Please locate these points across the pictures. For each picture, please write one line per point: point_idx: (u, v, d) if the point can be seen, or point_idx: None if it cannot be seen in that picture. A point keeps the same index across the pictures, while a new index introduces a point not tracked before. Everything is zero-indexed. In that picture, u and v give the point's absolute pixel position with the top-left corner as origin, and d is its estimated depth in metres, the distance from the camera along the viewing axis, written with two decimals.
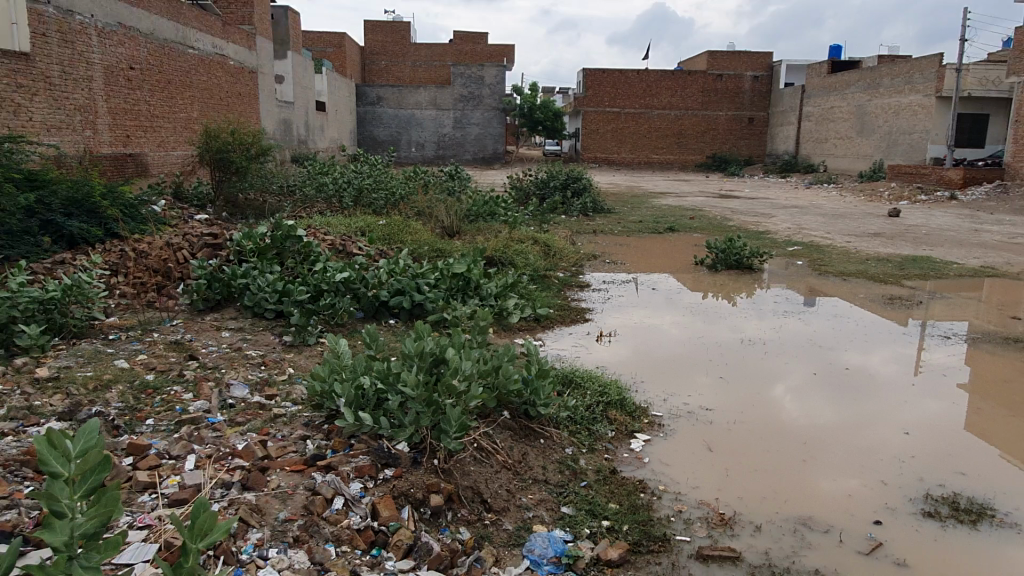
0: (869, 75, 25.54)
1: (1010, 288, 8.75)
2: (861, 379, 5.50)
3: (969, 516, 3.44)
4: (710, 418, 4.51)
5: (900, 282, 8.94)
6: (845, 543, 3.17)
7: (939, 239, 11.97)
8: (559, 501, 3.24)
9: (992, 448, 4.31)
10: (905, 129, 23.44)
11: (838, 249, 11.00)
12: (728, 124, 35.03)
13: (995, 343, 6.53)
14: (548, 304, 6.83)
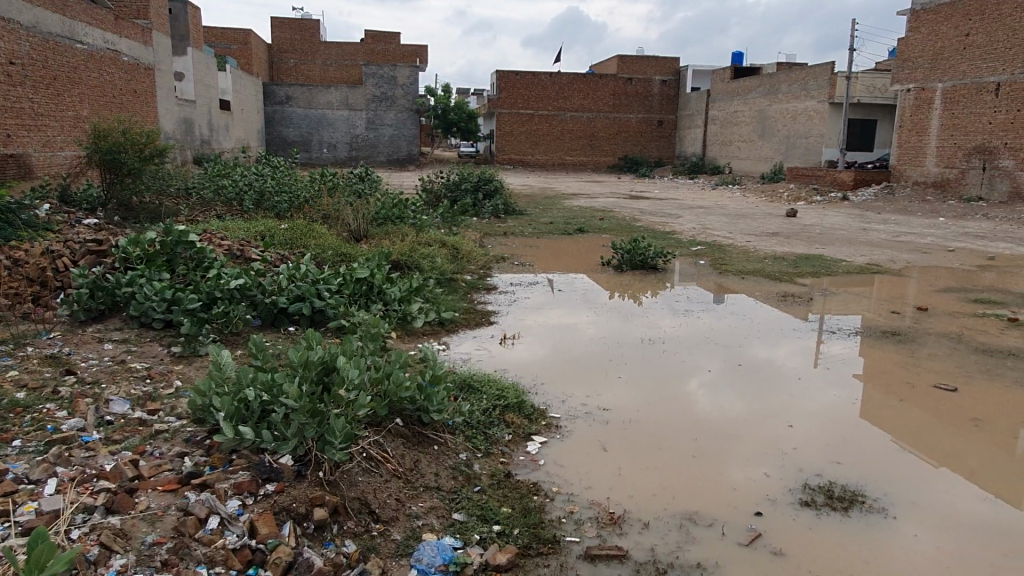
0: (769, 82, 26.72)
1: (891, 284, 9.32)
2: (754, 373, 5.71)
3: (841, 503, 3.64)
4: (606, 418, 4.60)
5: (794, 279, 9.37)
6: (727, 536, 3.30)
7: (830, 238, 12.64)
8: (451, 507, 3.24)
9: (868, 436, 4.57)
10: (802, 133, 24.61)
11: (738, 248, 11.43)
12: (638, 126, 35.94)
13: (878, 336, 6.93)
14: (453, 308, 6.82)
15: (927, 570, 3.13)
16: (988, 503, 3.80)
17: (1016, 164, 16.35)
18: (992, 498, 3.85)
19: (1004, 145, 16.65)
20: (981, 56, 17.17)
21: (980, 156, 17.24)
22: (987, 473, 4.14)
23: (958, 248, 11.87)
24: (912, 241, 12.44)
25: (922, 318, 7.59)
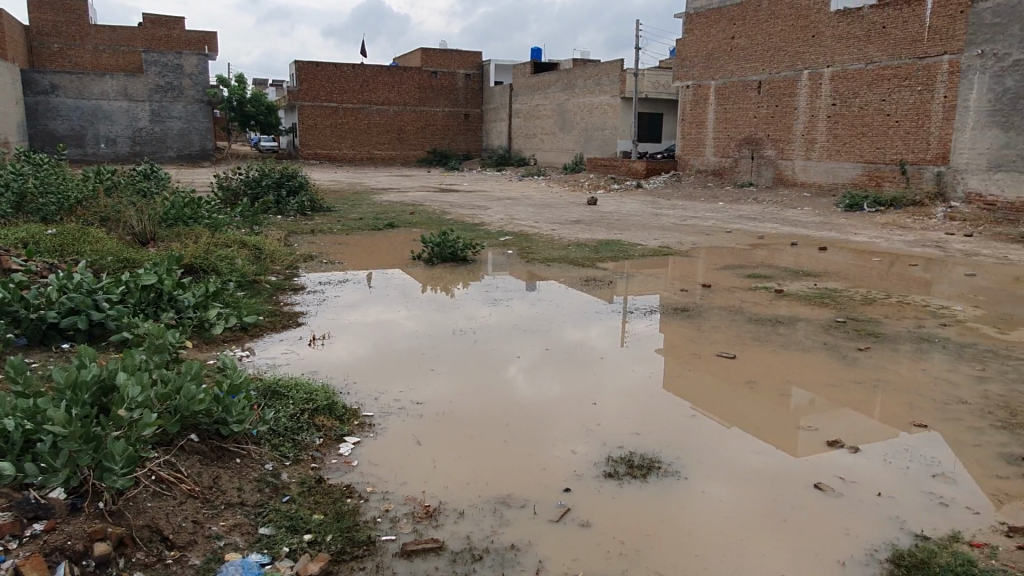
0: (566, 77, 28.05)
1: (680, 264, 10.16)
2: (563, 355, 5.97)
3: (641, 471, 3.91)
4: (420, 411, 4.59)
5: (596, 264, 9.93)
6: (538, 514, 3.43)
7: (626, 224, 13.55)
8: (257, 522, 3.07)
9: (663, 405, 4.95)
10: (598, 126, 26.08)
11: (543, 237, 11.91)
12: (445, 120, 36.28)
13: (671, 312, 7.53)
14: (256, 311, 6.46)
15: (714, 522, 3.45)
16: (764, 454, 4.27)
17: (778, 153, 18.44)
18: (766, 449, 4.33)
19: (767, 136, 18.74)
20: (745, 56, 19.18)
21: (749, 147, 19.26)
22: (763, 429, 4.65)
23: (733, 229, 13.23)
24: (696, 224, 13.66)
25: (706, 294, 8.34)
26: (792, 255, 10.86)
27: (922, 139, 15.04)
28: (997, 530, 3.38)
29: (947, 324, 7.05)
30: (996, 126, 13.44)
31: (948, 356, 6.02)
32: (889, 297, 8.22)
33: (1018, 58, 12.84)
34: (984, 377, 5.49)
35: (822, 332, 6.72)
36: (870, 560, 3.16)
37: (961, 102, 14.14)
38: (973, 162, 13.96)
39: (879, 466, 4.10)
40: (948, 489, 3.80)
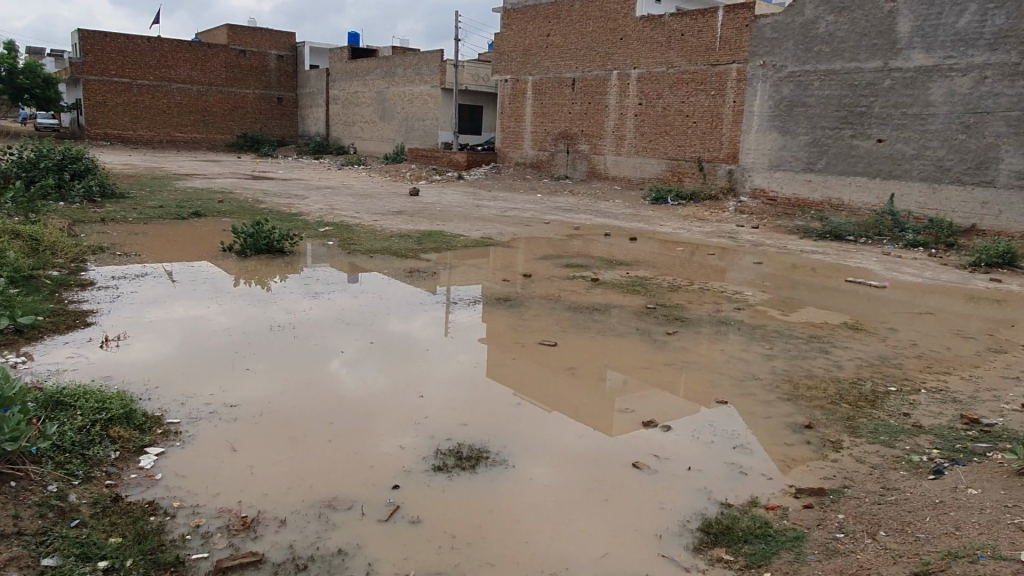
0: (385, 65, 27.54)
1: (501, 255, 10.35)
2: (387, 348, 5.82)
3: (469, 462, 3.91)
4: (234, 415, 4.27)
5: (419, 255, 9.84)
6: (366, 514, 3.31)
7: (449, 215, 13.57)
8: (39, 553, 2.69)
9: (490, 394, 4.98)
10: (418, 116, 25.91)
11: (365, 227, 11.61)
12: (256, 103, 34.30)
13: (495, 302, 7.64)
14: (34, 311, 5.67)
15: (542, 507, 3.53)
16: (585, 436, 4.43)
17: (590, 148, 19.38)
18: (587, 432, 4.50)
19: (580, 132, 19.61)
20: (559, 54, 19.92)
21: (564, 142, 20.06)
22: (584, 412, 4.83)
23: (552, 220, 13.71)
24: (516, 216, 13.99)
25: (527, 284, 8.54)
26: (605, 245, 11.46)
27: (716, 139, 16.45)
28: (787, 492, 3.76)
29: (740, 308, 7.77)
30: (775, 129, 15.16)
31: (741, 337, 6.63)
32: (691, 284, 8.92)
33: (793, 70, 14.71)
34: (771, 354, 6.11)
35: (634, 318, 7.13)
36: (684, 530, 3.38)
37: (748, 107, 15.70)
38: (758, 161, 15.56)
39: (687, 441, 4.41)
40: (746, 459, 4.17)
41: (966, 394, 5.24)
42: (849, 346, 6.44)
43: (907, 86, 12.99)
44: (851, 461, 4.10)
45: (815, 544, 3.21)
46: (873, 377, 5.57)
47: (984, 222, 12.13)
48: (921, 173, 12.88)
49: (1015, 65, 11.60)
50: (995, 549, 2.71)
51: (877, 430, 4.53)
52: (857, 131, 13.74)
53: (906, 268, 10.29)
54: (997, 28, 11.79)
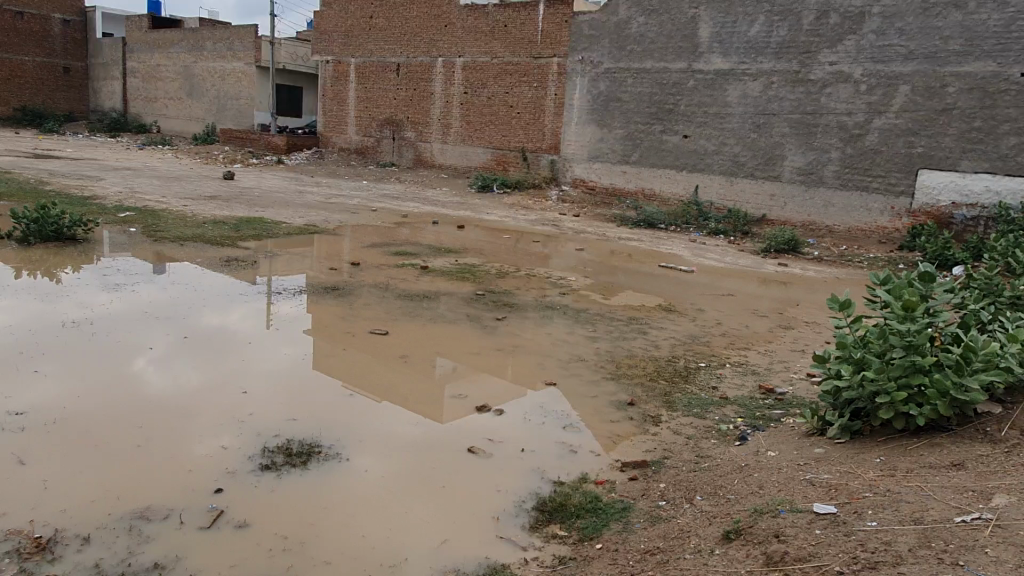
0: (192, 37, 25.49)
1: (326, 243, 9.97)
2: (204, 343, 5.40)
3: (299, 459, 3.73)
4: (21, 424, 3.77)
5: (236, 243, 9.24)
6: (185, 523, 3.06)
7: (269, 201, 12.86)
8: None
9: (319, 387, 4.79)
10: (231, 95, 24.28)
11: (173, 213, 10.70)
12: (36, 71, 30.39)
13: (321, 291, 7.35)
14: None
15: (379, 499, 3.44)
16: (420, 425, 4.39)
17: (416, 135, 19.22)
18: (421, 420, 4.46)
19: (406, 118, 19.36)
20: (383, 37, 19.51)
21: (390, 128, 19.72)
22: (418, 400, 4.78)
23: (379, 207, 13.45)
24: (341, 202, 13.57)
25: (354, 272, 8.30)
26: (433, 233, 11.43)
27: (538, 130, 16.92)
28: (614, 467, 3.96)
29: (565, 293, 8.09)
30: (593, 123, 15.90)
31: (567, 321, 6.90)
32: (519, 270, 9.13)
33: (608, 67, 15.49)
34: (595, 336, 6.42)
35: (463, 304, 7.17)
36: (519, 510, 3.46)
37: (568, 100, 16.31)
38: (578, 152, 16.24)
39: (520, 424, 4.51)
40: (576, 437, 4.34)
41: (763, 366, 5.82)
42: (664, 326, 6.92)
43: (708, 87, 14.14)
44: (669, 434, 4.40)
45: (641, 513, 3.41)
46: (685, 355, 6.04)
47: (773, 212, 13.56)
48: (721, 167, 14.10)
49: (795, 72, 13.03)
50: (793, 504, 2.98)
51: (690, 404, 4.90)
52: (665, 127, 14.77)
53: (709, 254, 11.24)
54: (781, 39, 13.15)
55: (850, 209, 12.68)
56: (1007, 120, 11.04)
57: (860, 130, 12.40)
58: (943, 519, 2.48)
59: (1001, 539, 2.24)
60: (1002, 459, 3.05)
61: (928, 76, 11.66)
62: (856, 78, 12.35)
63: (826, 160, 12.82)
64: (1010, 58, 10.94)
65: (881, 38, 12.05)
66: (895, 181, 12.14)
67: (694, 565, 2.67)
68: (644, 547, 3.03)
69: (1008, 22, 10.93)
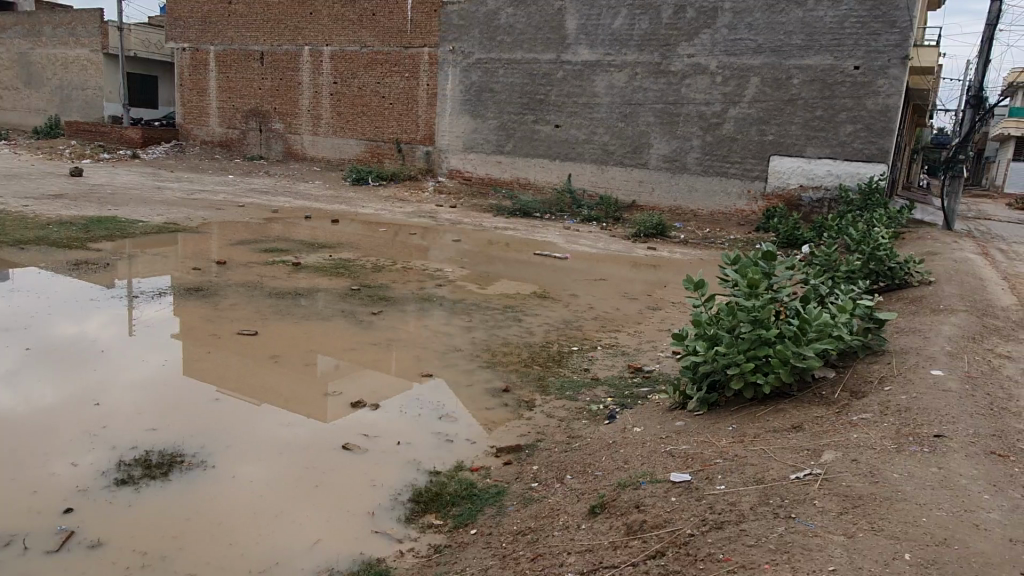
0: (27, 22, 23.31)
1: (189, 241, 9.47)
2: (53, 354, 5.02)
3: (160, 470, 3.55)
4: None
5: (87, 244, 8.61)
6: (30, 549, 2.86)
7: (123, 198, 12.04)
8: None
9: (184, 394, 4.56)
10: (77, 85, 22.45)
11: (12, 214, 9.79)
12: None
13: (185, 292, 6.99)
14: None
15: (251, 504, 3.35)
16: (293, 426, 4.28)
17: (285, 126, 18.54)
18: (296, 420, 4.36)
19: (273, 109, 18.64)
20: (244, 24, 18.68)
21: (256, 119, 18.91)
22: (293, 400, 4.67)
23: (246, 203, 12.89)
24: (205, 199, 12.90)
25: (220, 272, 7.93)
26: (306, 228, 11.12)
27: (412, 121, 16.74)
28: (489, 453, 4.03)
29: (442, 284, 8.10)
30: (467, 114, 15.94)
31: (444, 312, 6.92)
32: (395, 263, 9.04)
33: (479, 57, 15.57)
34: (472, 326, 6.48)
35: (338, 300, 7.03)
36: (394, 503, 3.45)
37: (441, 91, 16.26)
38: (453, 143, 16.24)
39: (397, 417, 4.49)
40: (452, 426, 4.38)
41: (632, 347, 6.09)
42: (539, 313, 7.08)
43: (576, 77, 14.51)
44: (542, 417, 4.53)
45: (514, 495, 3.50)
46: (558, 340, 6.21)
47: (642, 198, 14.13)
48: (591, 156, 14.53)
49: (657, 64, 13.62)
50: (653, 475, 3.15)
51: (563, 387, 5.06)
52: (537, 117, 15.03)
53: (583, 240, 11.57)
54: (643, 32, 13.71)
55: (711, 194, 13.42)
56: (844, 109, 12.03)
57: (717, 120, 13.13)
58: (781, 477, 2.71)
59: (827, 490, 2.48)
60: (833, 419, 3.35)
61: (775, 69, 12.51)
62: (712, 70, 13.08)
63: (688, 148, 13.50)
64: (844, 52, 11.91)
65: (732, 32, 12.82)
66: (749, 167, 12.96)
67: (562, 541, 2.77)
68: (516, 528, 3.11)
69: (842, 19, 11.90)
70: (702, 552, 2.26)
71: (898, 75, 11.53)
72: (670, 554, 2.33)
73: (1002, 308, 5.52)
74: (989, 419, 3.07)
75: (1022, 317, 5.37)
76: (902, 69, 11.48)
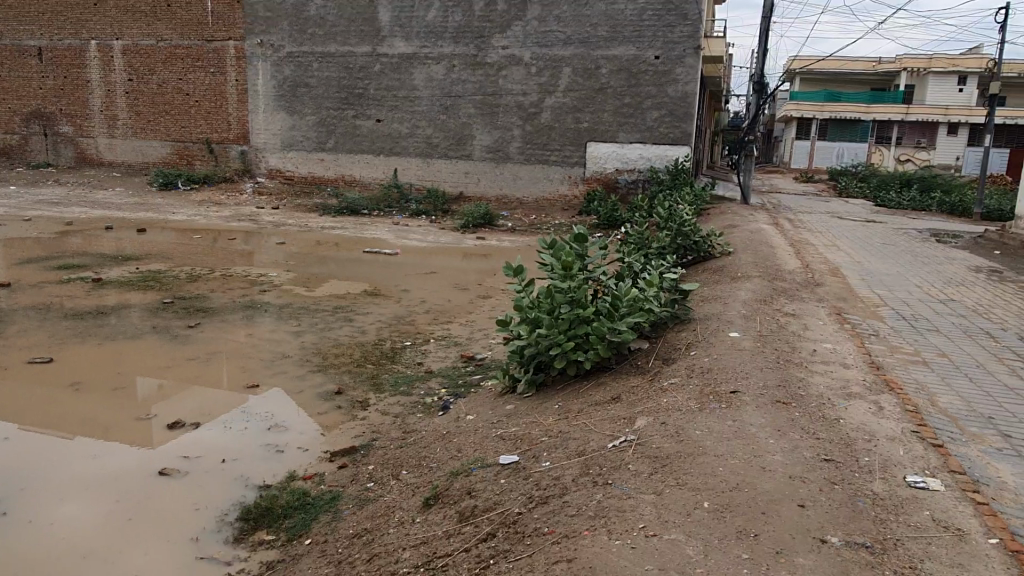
0: None
1: None
2: None
3: None
4: None
5: None
6: None
7: None
8: None
9: None
10: None
11: None
12: None
13: None
14: None
15: (54, 549, 3.02)
16: (103, 456, 3.91)
17: (75, 129, 16.81)
18: (105, 449, 3.99)
19: (59, 111, 16.83)
20: (14, 17, 16.68)
21: (39, 122, 16.97)
22: (101, 428, 4.27)
23: (34, 216, 11.58)
24: None
25: (6, 295, 7.06)
26: (108, 240, 10.17)
27: (222, 119, 15.78)
28: (323, 458, 3.91)
29: (265, 289, 7.74)
30: (282, 110, 15.27)
31: (269, 318, 6.61)
32: (213, 271, 8.50)
33: (291, 51, 14.97)
34: (300, 330, 6.25)
35: (149, 316, 6.51)
36: (221, 525, 3.25)
37: (251, 86, 15.44)
38: (270, 141, 15.51)
39: (221, 434, 4.23)
40: (281, 436, 4.20)
41: (464, 337, 6.15)
42: (370, 311, 6.98)
43: (394, 70, 14.36)
44: (377, 416, 4.47)
45: (350, 499, 3.42)
46: (391, 336, 6.14)
47: (469, 189, 14.30)
48: (416, 149, 14.47)
49: (473, 56, 13.79)
50: (484, 460, 3.22)
51: (397, 383, 5.02)
52: (357, 112, 14.72)
53: (413, 235, 11.52)
54: (457, 24, 13.82)
55: (535, 181, 13.86)
56: (649, 96, 12.85)
57: (535, 109, 13.54)
58: (600, 447, 2.86)
59: (640, 454, 2.65)
60: (647, 386, 3.59)
61: (584, 59, 13.09)
62: (526, 60, 13.45)
63: (509, 138, 13.82)
64: (644, 43, 12.70)
65: (542, 24, 13.25)
66: (568, 154, 13.51)
67: (398, 537, 2.75)
68: (352, 531, 3.04)
69: (640, 11, 12.67)
70: (531, 528, 2.33)
71: (693, 63, 12.48)
72: (500, 535, 2.38)
73: (788, 272, 6.17)
74: (776, 371, 3.43)
75: (804, 278, 6.04)
76: (696, 58, 12.44)
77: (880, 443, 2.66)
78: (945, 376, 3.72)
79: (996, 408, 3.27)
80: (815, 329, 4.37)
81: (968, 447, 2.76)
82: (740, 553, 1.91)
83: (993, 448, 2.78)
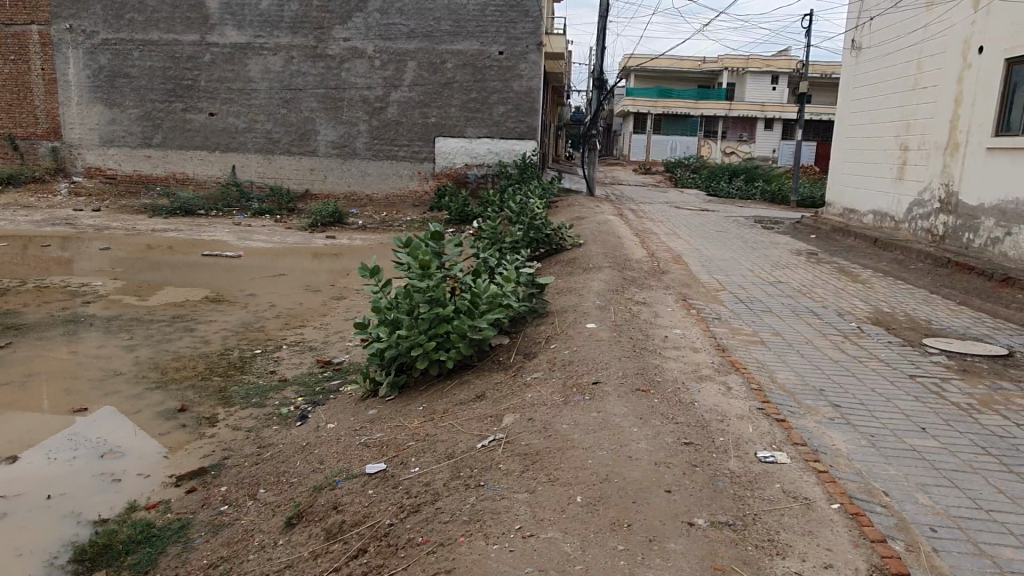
0: None
1: None
2: None
3: None
4: None
5: None
6: None
7: None
8: None
9: None
10: None
11: None
12: None
13: None
14: None
15: None
16: None
17: None
18: None
19: None
20: None
21: None
22: None
23: None
24: None
25: None
26: None
27: (27, 112, 14.18)
28: (167, 484, 3.59)
29: (90, 300, 7.02)
30: (99, 102, 13.93)
31: (95, 333, 5.99)
32: (24, 283, 7.59)
33: (106, 37, 13.67)
34: (133, 344, 5.72)
35: None
36: (50, 570, 2.88)
37: (60, 76, 13.94)
38: (86, 137, 14.10)
39: (44, 465, 3.77)
40: (117, 463, 3.81)
41: (319, 341, 5.90)
42: (213, 319, 6.51)
43: (226, 61, 13.52)
44: (227, 431, 4.17)
45: (202, 525, 3.15)
46: (239, 345, 5.78)
47: (315, 186, 13.77)
48: (255, 145, 13.72)
49: (313, 47, 13.26)
50: (348, 471, 3.08)
51: (248, 395, 4.71)
52: (187, 104, 13.72)
53: (256, 236, 10.91)
54: (293, 14, 13.24)
55: (384, 177, 13.58)
56: (494, 92, 12.98)
57: (381, 104, 13.26)
58: (467, 448, 2.83)
59: (509, 452, 2.65)
60: (511, 382, 3.60)
61: (429, 53, 12.99)
62: (369, 53, 13.12)
63: (356, 133, 13.45)
64: (488, 38, 12.80)
65: (384, 17, 13.00)
66: (417, 149, 13.36)
67: (260, 563, 2.57)
68: (206, 562, 2.81)
69: (482, 7, 12.75)
70: (403, 540, 2.24)
71: (535, 59, 12.74)
72: (372, 550, 2.28)
73: (636, 261, 6.46)
74: (631, 359, 3.56)
75: (650, 267, 6.33)
76: (538, 54, 12.72)
77: (731, 422, 2.82)
78: (779, 353, 4.04)
79: (825, 380, 3.59)
80: (664, 316, 4.59)
81: (805, 419, 3.00)
82: (615, 545, 1.94)
83: (827, 418, 3.04)
